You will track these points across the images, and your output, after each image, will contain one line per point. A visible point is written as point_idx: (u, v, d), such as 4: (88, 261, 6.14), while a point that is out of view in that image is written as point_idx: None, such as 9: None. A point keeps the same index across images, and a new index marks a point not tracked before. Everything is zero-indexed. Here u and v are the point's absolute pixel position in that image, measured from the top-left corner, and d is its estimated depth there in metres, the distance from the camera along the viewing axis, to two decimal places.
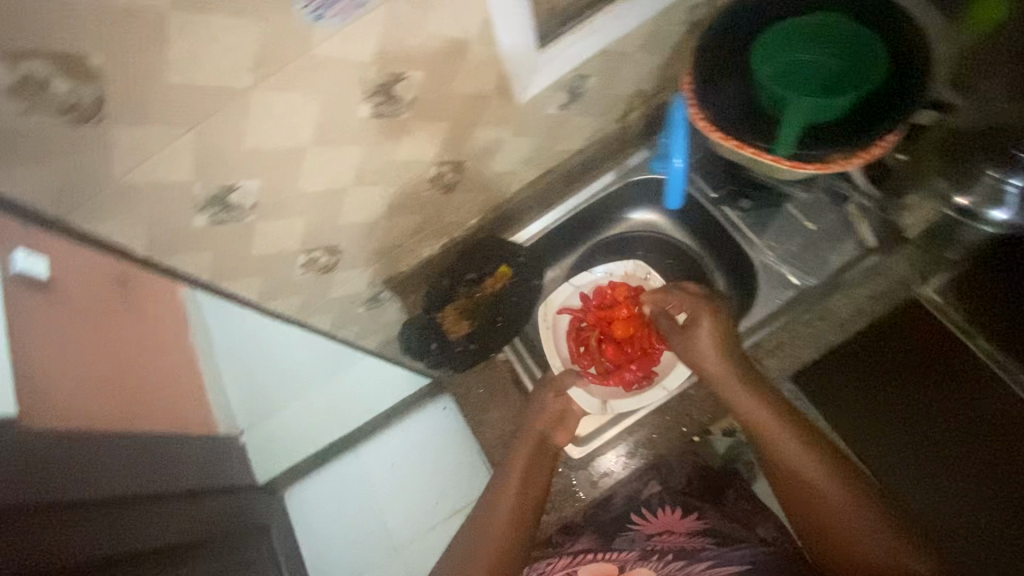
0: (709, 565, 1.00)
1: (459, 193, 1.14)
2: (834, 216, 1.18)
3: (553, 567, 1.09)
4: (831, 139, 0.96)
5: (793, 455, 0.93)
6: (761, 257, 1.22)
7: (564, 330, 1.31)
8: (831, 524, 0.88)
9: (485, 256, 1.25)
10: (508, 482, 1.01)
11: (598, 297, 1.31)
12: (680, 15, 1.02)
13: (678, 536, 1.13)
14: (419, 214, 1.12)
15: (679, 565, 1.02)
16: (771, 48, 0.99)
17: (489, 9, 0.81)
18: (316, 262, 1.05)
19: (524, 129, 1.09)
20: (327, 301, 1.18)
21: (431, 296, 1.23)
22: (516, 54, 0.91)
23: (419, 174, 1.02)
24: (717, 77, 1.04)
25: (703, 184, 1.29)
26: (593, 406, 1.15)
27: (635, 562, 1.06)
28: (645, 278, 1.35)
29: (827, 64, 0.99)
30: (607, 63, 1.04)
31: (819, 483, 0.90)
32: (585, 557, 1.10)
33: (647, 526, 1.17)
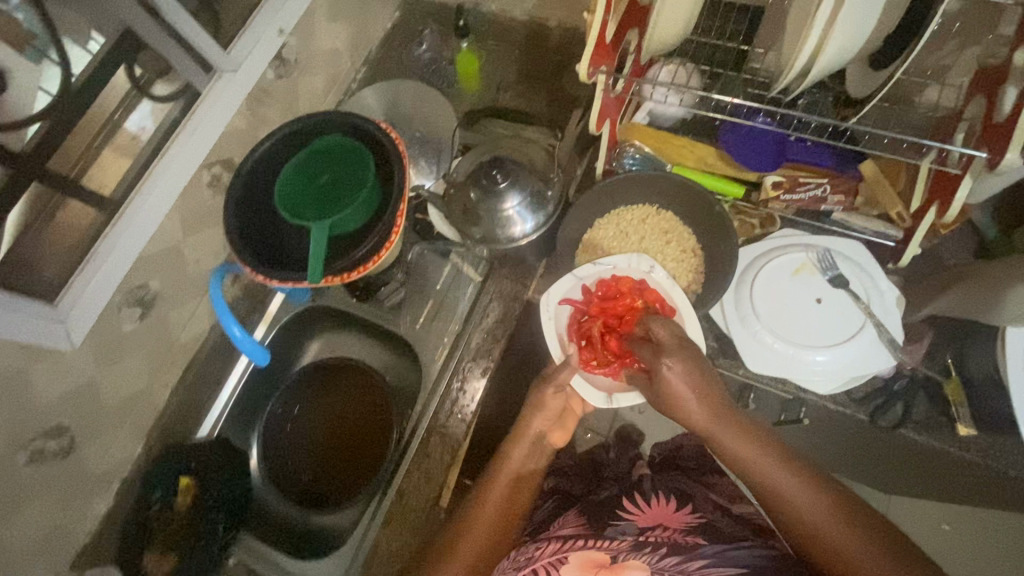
0: (704, 567, 0.73)
1: (185, 262, 0.95)
2: (463, 251, 1.09)
3: (538, 554, 0.80)
4: (370, 235, 0.88)
5: (784, 483, 0.72)
6: (410, 328, 1.07)
7: (566, 317, 0.88)
8: (823, 543, 0.69)
9: (167, 468, 0.97)
10: (492, 491, 0.84)
11: (602, 290, 0.87)
12: (318, 40, 1.06)
13: (671, 530, 0.82)
14: (153, 320, 0.93)
15: (673, 563, 0.74)
16: (303, 164, 0.93)
17: (251, 23, 0.92)
18: (52, 446, 0.84)
19: (247, 138, 0.99)
20: (60, 490, 0.87)
21: (128, 539, 0.93)
22: (226, 55, 0.89)
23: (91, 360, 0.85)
24: (281, 207, 0.89)
25: (343, 297, 1.09)
26: (598, 401, 0.84)
27: (627, 554, 0.76)
28: (652, 271, 0.87)
29: (328, 182, 0.91)
30: (255, 99, 0.98)
31: (806, 509, 0.71)
32: (574, 543, 0.80)
33: (638, 517, 0.85)
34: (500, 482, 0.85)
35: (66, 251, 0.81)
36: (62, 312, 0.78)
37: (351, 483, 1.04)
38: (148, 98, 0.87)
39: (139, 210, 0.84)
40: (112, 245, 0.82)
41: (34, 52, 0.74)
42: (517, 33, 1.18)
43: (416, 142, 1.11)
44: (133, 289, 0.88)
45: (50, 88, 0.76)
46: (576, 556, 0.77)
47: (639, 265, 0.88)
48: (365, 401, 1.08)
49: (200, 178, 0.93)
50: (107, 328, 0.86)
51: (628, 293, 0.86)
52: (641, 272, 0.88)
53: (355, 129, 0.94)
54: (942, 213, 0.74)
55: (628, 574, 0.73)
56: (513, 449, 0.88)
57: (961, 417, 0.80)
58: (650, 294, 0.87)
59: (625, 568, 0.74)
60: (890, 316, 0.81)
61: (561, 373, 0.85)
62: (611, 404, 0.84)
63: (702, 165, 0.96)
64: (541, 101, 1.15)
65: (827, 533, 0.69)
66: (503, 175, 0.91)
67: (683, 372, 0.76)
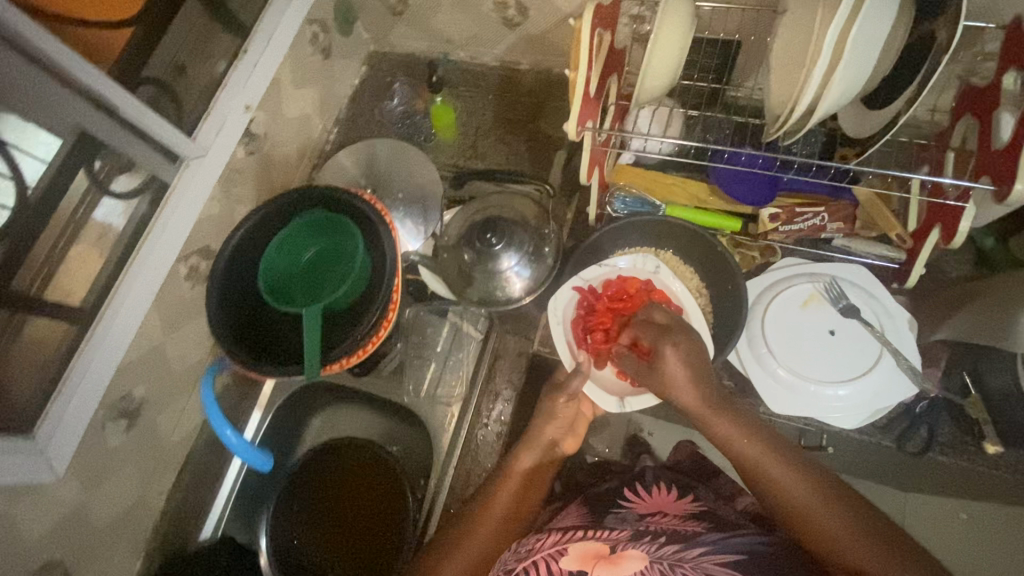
0: (705, 555, 0.65)
1: (169, 360, 0.90)
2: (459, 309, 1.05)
3: (538, 546, 0.71)
4: (364, 316, 0.83)
5: (772, 478, 0.69)
6: (414, 396, 1.03)
7: (572, 316, 0.89)
8: (814, 536, 0.64)
9: None
10: (498, 496, 0.80)
11: (607, 290, 0.88)
12: (285, 110, 1.02)
13: (674, 519, 0.76)
14: (141, 427, 0.87)
15: (674, 552, 0.66)
16: (286, 243, 0.87)
17: (212, 107, 0.88)
18: None
19: (222, 222, 0.94)
20: None
21: None
22: (185, 145, 0.83)
23: (77, 485, 0.78)
24: (267, 294, 0.85)
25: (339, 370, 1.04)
26: (609, 405, 0.83)
27: (626, 545, 0.68)
28: (658, 271, 0.89)
29: (313, 255, 0.88)
30: (226, 181, 0.94)
31: (799, 500, 0.67)
32: (574, 535, 0.72)
33: (638, 506, 0.80)
34: (504, 493, 0.81)
35: (36, 374, 0.74)
36: (41, 442, 0.72)
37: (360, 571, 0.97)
38: (108, 196, 0.80)
39: (113, 318, 0.78)
40: (87, 360, 0.76)
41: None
42: (489, 77, 1.16)
43: (399, 201, 1.07)
44: (115, 400, 0.81)
45: (4, 169, 0.71)
46: (576, 549, 0.68)
47: (646, 265, 0.89)
48: (376, 476, 1.01)
49: (177, 272, 0.88)
50: (90, 448, 0.79)
51: (635, 292, 0.87)
52: (648, 272, 0.89)
53: (338, 198, 0.89)
54: (945, 240, 0.73)
55: (628, 565, 0.64)
56: (524, 459, 0.84)
57: (987, 435, 0.79)
58: (655, 291, 0.87)
59: (625, 559, 0.65)
60: (905, 342, 0.81)
61: (572, 382, 0.83)
62: (624, 409, 0.83)
63: (695, 202, 0.95)
64: (520, 145, 1.13)
65: (821, 523, 0.64)
66: (498, 237, 0.87)
67: (685, 355, 0.74)
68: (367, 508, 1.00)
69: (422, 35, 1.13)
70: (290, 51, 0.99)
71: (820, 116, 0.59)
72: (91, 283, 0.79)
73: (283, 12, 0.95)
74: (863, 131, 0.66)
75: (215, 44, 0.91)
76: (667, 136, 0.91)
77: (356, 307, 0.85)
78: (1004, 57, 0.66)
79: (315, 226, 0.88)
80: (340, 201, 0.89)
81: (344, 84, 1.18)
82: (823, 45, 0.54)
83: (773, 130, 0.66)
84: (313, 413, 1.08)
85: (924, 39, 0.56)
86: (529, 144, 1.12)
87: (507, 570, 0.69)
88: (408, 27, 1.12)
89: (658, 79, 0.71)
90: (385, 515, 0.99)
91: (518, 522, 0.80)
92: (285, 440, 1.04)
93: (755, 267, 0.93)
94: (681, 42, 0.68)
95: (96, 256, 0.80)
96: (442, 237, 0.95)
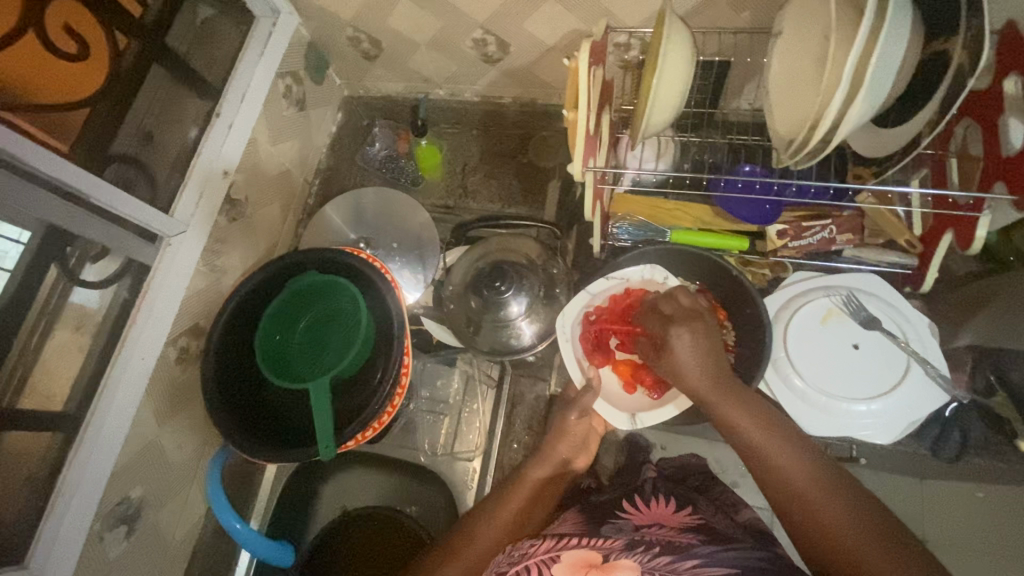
0: (699, 566, 0.58)
1: (166, 453, 0.83)
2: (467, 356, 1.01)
3: (531, 551, 0.65)
4: (372, 382, 0.78)
5: (775, 455, 0.62)
6: (431, 453, 0.98)
7: (579, 331, 0.84)
8: (816, 523, 0.57)
9: None
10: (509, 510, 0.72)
11: (618, 305, 0.84)
12: (264, 169, 0.98)
13: (671, 530, 0.68)
14: (143, 527, 0.80)
15: (666, 563, 0.59)
16: (285, 312, 0.82)
17: (191, 177, 0.83)
18: None
19: (209, 294, 0.89)
20: None
21: None
22: (160, 220, 0.77)
23: None
24: (269, 369, 0.79)
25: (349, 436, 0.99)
26: (620, 422, 0.79)
27: (620, 553, 0.62)
28: (667, 283, 0.84)
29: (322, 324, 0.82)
30: (210, 251, 0.88)
31: (797, 478, 0.60)
32: (569, 541, 0.66)
33: (636, 516, 0.73)
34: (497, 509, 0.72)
35: (23, 491, 0.67)
36: (37, 569, 0.65)
37: None
38: (80, 285, 0.72)
39: (102, 422, 0.72)
40: (78, 474, 0.69)
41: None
42: (472, 114, 1.13)
43: (394, 251, 1.02)
44: (112, 508, 0.74)
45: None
46: (570, 555, 0.62)
47: (654, 276, 0.84)
48: (395, 542, 0.95)
49: (168, 358, 0.82)
50: (87, 566, 0.71)
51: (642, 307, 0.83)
52: (657, 283, 0.84)
53: (334, 258, 0.83)
54: (962, 244, 0.73)
55: (619, 574, 0.58)
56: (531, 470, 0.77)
57: (1019, 433, 0.79)
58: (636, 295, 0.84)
59: (616, 568, 0.59)
60: (929, 348, 0.80)
61: (584, 398, 0.80)
62: (635, 425, 0.78)
63: (698, 225, 0.92)
64: (511, 178, 1.11)
65: (798, 485, 0.59)
66: (507, 283, 0.83)
67: (697, 342, 0.69)
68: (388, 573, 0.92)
69: (398, 77, 1.09)
70: (265, 108, 0.94)
71: (842, 138, 0.57)
72: (75, 381, 0.72)
73: (254, 67, 0.90)
74: (878, 148, 0.65)
75: (186, 109, 0.86)
76: (665, 164, 0.90)
77: (365, 372, 0.80)
78: (999, 61, 0.67)
79: (305, 287, 0.82)
80: (336, 263, 0.84)
81: (321, 133, 1.13)
82: (845, 74, 0.52)
83: (787, 155, 0.65)
84: (322, 482, 0.99)
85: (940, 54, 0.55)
86: (519, 179, 1.11)
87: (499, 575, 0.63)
88: (384, 70, 1.08)
89: (663, 113, 0.68)
90: None
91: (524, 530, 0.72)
92: (297, 513, 0.98)
93: (767, 283, 0.92)
94: (685, 73, 0.65)
95: (77, 352, 0.72)
96: (447, 285, 0.91)
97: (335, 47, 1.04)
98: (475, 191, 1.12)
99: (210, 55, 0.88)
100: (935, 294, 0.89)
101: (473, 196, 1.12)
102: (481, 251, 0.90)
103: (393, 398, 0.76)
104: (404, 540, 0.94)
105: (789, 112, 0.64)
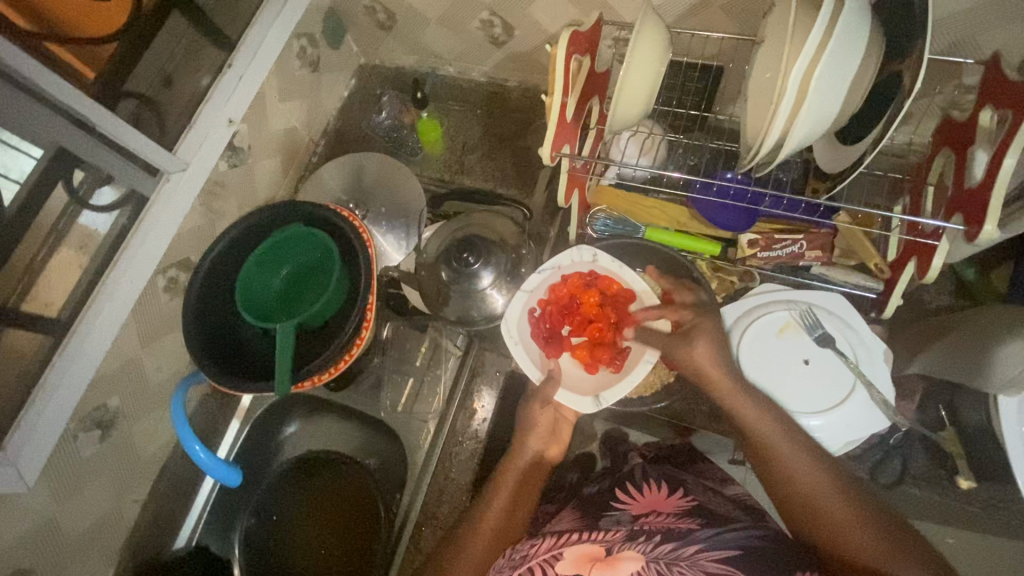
0: (702, 551, 0.62)
1: (145, 372, 0.90)
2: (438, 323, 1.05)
3: (533, 551, 0.67)
4: (341, 327, 0.83)
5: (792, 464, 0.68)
6: (392, 411, 1.03)
7: (529, 330, 0.85)
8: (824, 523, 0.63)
9: None
10: (491, 507, 0.76)
11: (559, 291, 0.86)
12: (270, 123, 1.03)
13: (668, 516, 0.70)
14: (118, 435, 0.88)
15: (671, 550, 0.62)
16: (264, 257, 0.86)
17: (195, 121, 0.88)
18: None
19: (201, 233, 0.95)
20: None
21: None
22: (160, 154, 0.82)
23: (52, 493, 0.79)
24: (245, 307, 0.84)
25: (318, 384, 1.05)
26: (586, 406, 0.80)
27: (622, 545, 0.65)
28: (597, 260, 0.87)
29: (279, 269, 0.88)
30: (209, 193, 0.95)
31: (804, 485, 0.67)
32: (568, 538, 0.68)
33: (632, 506, 0.75)
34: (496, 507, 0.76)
35: (12, 383, 0.75)
36: (11, 454, 0.72)
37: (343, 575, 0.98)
38: (90, 209, 0.81)
39: (86, 334, 0.77)
40: (59, 376, 0.75)
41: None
42: (478, 94, 1.17)
43: (381, 216, 1.07)
44: (89, 413, 0.81)
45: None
46: (572, 552, 0.65)
47: (583, 257, 0.87)
48: (351, 487, 1.02)
49: (156, 287, 0.88)
50: (61, 460, 0.79)
51: (576, 286, 0.86)
52: (587, 263, 0.87)
53: (313, 213, 0.88)
54: (920, 272, 0.73)
55: (625, 566, 0.61)
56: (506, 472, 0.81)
57: (961, 470, 0.80)
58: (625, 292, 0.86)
59: (621, 560, 0.62)
60: (879, 373, 0.81)
61: (545, 389, 0.81)
62: (601, 405, 0.79)
63: (674, 225, 0.93)
64: (506, 160, 1.14)
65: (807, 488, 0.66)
66: (477, 257, 0.87)
67: (713, 344, 0.75)
68: (346, 515, 1.01)
69: (411, 50, 1.13)
70: (278, 65, 1.00)
71: (789, 148, 0.59)
72: (69, 293, 0.79)
73: (271, 24, 0.95)
74: (838, 162, 0.68)
75: (202, 57, 0.91)
76: (648, 161, 0.92)
77: (334, 322, 0.85)
78: (981, 92, 0.66)
79: (287, 237, 0.87)
80: (317, 216, 0.88)
81: (332, 97, 1.19)
82: (789, 86, 0.54)
83: (744, 161, 0.66)
84: (288, 425, 1.07)
85: (898, 75, 0.58)
86: (514, 161, 1.14)
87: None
88: (397, 42, 1.12)
89: (632, 107, 0.71)
90: (360, 526, 0.99)
91: (510, 532, 0.75)
92: (263, 451, 1.05)
93: (734, 292, 0.93)
94: (654, 69, 0.69)
95: (75, 268, 0.80)
96: (422, 254, 0.95)
97: (352, 14, 1.09)
98: (468, 169, 1.16)
99: (232, 10, 0.94)
100: (901, 322, 0.89)
101: (466, 172, 1.16)
102: (460, 225, 0.93)
103: (353, 348, 0.81)
104: (361, 489, 1.01)
105: (756, 118, 0.65)
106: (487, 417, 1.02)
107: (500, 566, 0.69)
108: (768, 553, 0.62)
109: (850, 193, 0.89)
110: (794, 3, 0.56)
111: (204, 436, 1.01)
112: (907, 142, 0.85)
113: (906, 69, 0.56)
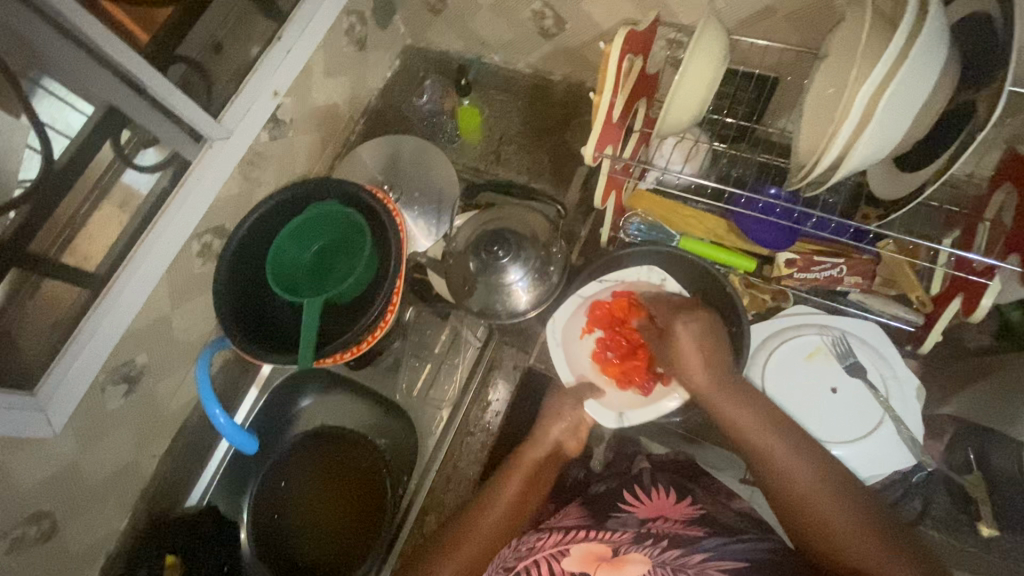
0: (708, 560, 0.60)
1: (174, 333, 0.92)
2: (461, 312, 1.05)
3: (538, 545, 0.67)
4: (367, 308, 0.83)
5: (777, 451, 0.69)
6: (407, 393, 1.04)
7: (571, 333, 0.89)
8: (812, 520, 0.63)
9: (153, 550, 0.94)
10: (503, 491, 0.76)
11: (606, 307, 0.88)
12: (313, 97, 1.03)
13: (676, 522, 0.69)
14: (141, 391, 0.90)
15: (677, 557, 0.61)
16: (297, 232, 0.86)
17: (241, 90, 0.88)
18: (22, 539, 0.79)
19: (238, 201, 0.96)
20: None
21: None
22: (201, 119, 0.81)
23: (77, 439, 0.81)
24: (280, 279, 0.86)
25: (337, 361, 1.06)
26: (607, 421, 0.82)
27: (629, 547, 0.64)
28: (665, 283, 0.87)
29: (301, 259, 0.89)
30: (249, 163, 0.95)
31: (787, 468, 0.67)
32: (575, 535, 0.68)
33: (639, 509, 0.74)
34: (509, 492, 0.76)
35: (47, 332, 0.77)
36: (43, 400, 0.74)
37: (346, 548, 1.00)
38: (133, 168, 0.82)
39: (122, 291, 0.78)
40: (92, 329, 0.77)
41: (29, 83, 0.71)
42: (521, 85, 1.15)
43: (414, 200, 1.07)
44: (117, 366, 0.83)
45: (35, 143, 0.74)
46: (579, 550, 0.64)
47: (651, 277, 0.87)
48: (361, 463, 1.04)
49: (190, 252, 0.89)
50: (89, 409, 0.82)
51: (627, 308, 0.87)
52: (654, 284, 0.87)
53: (351, 193, 0.88)
54: (966, 310, 0.71)
55: (630, 568, 0.60)
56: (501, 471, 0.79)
57: (983, 516, 0.76)
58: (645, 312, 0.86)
59: (627, 561, 0.61)
60: (909, 409, 0.80)
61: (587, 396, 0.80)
62: (622, 423, 0.81)
63: (710, 237, 0.91)
64: (543, 155, 1.13)
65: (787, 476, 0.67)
66: (506, 250, 0.87)
67: (699, 338, 0.76)
68: (351, 491, 1.03)
69: (459, 35, 1.13)
70: (327, 39, 1.00)
71: (847, 169, 0.57)
72: (107, 250, 0.81)
73: None
74: (898, 189, 0.67)
75: (253, 27, 0.92)
76: (688, 168, 0.90)
77: (360, 302, 0.85)
78: None
79: (323, 214, 0.87)
80: (354, 197, 0.88)
81: (376, 77, 1.19)
82: (856, 105, 0.52)
83: (795, 180, 0.63)
84: (306, 397, 1.10)
85: (972, 105, 0.56)
86: (551, 156, 1.13)
87: (505, 568, 0.66)
88: (446, 26, 1.12)
89: (684, 113, 0.69)
90: (367, 503, 1.01)
91: (517, 519, 0.75)
92: (277, 421, 1.07)
93: (765, 310, 0.91)
94: (711, 76, 0.67)
95: (115, 225, 0.82)
96: (452, 242, 0.94)
97: None
98: (504, 160, 1.15)
99: None
100: (936, 360, 0.86)
101: (503, 164, 1.15)
102: (493, 216, 0.93)
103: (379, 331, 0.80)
104: (370, 468, 1.03)
105: (811, 136, 0.62)
106: (501, 409, 1.01)
107: (504, 558, 0.69)
108: (775, 568, 0.59)
109: (901, 221, 0.85)
110: (871, 19, 0.54)
111: (223, 401, 1.02)
112: (966, 174, 0.81)
113: (982, 100, 0.54)
